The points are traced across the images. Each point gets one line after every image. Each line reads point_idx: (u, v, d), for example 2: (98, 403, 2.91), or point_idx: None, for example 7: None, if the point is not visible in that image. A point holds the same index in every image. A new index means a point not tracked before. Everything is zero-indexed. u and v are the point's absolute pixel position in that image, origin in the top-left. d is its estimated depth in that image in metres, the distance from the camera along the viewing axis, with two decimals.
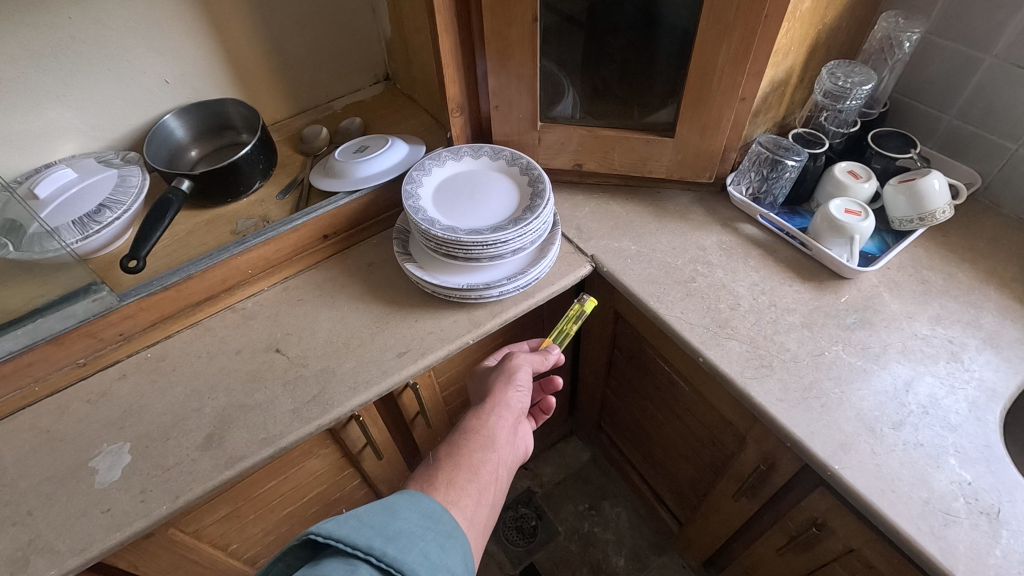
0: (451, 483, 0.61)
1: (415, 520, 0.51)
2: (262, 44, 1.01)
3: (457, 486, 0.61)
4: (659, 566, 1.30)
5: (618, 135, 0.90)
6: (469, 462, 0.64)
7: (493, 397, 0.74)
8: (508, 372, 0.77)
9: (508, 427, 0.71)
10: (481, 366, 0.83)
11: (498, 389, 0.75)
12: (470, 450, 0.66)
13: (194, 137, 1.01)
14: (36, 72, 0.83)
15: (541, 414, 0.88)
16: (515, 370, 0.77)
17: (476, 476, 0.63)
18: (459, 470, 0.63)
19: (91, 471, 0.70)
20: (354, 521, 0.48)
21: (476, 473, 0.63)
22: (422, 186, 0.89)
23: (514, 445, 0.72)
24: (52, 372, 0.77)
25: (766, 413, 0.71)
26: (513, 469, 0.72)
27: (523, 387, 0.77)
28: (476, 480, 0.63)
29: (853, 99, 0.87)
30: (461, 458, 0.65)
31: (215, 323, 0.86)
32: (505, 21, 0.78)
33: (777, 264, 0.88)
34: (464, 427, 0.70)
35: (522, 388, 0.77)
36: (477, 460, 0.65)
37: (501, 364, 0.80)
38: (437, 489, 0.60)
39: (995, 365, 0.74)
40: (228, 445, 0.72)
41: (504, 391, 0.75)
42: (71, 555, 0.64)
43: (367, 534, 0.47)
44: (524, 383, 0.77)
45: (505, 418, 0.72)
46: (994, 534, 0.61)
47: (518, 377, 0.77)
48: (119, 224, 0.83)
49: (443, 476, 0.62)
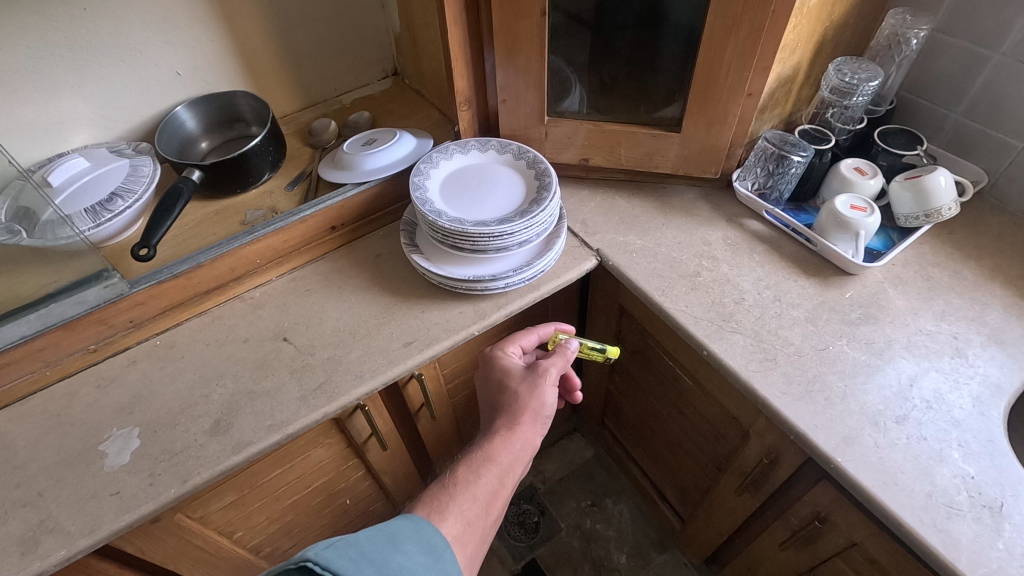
0: (462, 517, 0.62)
1: (415, 557, 0.52)
2: (272, 37, 1.02)
3: (467, 521, 0.62)
4: (661, 563, 1.30)
5: (624, 129, 0.91)
6: (483, 495, 0.65)
7: (522, 423, 0.73)
8: (542, 396, 0.76)
9: (525, 460, 0.72)
10: (507, 366, 0.80)
11: (528, 416, 0.74)
12: (486, 482, 0.66)
13: (205, 129, 1.02)
14: (51, 61, 0.84)
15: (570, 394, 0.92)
16: (545, 394, 0.76)
17: (486, 514, 0.64)
18: (472, 503, 0.63)
19: (100, 455, 0.71)
20: (353, 553, 0.48)
21: (488, 511, 0.64)
22: (430, 178, 0.90)
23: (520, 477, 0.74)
24: (63, 358, 0.78)
25: (768, 405, 0.72)
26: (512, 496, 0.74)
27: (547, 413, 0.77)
28: (486, 518, 0.64)
29: (861, 95, 0.88)
30: (476, 489, 0.65)
31: (222, 312, 0.86)
32: (513, 15, 0.78)
33: (782, 260, 0.88)
34: (486, 449, 0.70)
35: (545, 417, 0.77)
36: (491, 494, 0.66)
37: (534, 377, 0.77)
38: (448, 520, 0.61)
39: (1000, 360, 0.74)
40: (236, 431, 0.73)
41: (533, 421, 0.74)
42: (81, 537, 0.65)
43: (362, 570, 0.47)
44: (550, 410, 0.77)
45: (525, 450, 0.72)
46: (997, 528, 0.61)
47: (547, 406, 0.76)
48: (130, 212, 0.84)
49: (455, 505, 0.62)
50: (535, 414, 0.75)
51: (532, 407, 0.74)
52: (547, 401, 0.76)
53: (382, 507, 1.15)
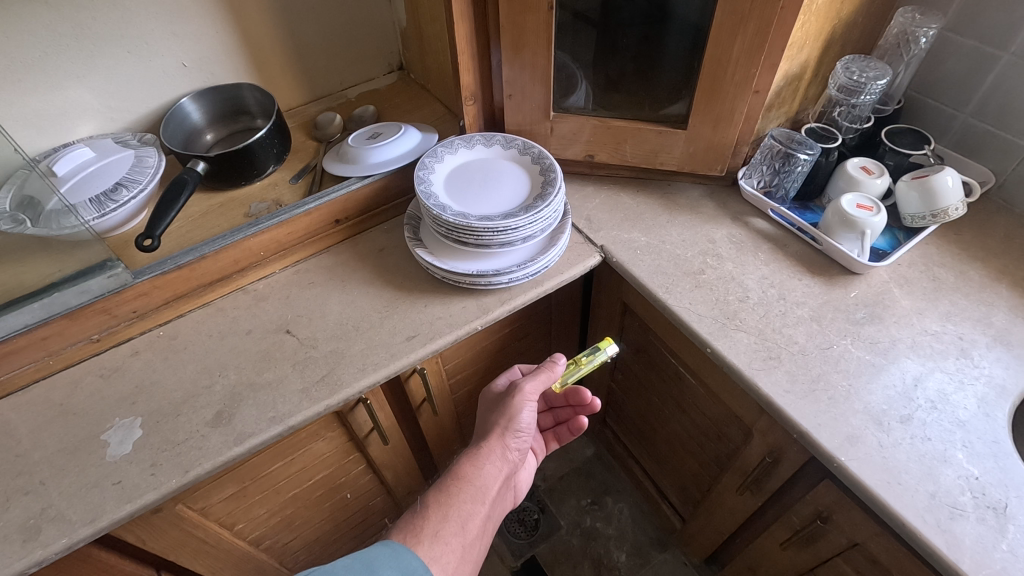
0: (436, 536, 0.66)
1: None
2: (278, 29, 1.02)
3: (442, 540, 0.65)
4: (660, 562, 1.30)
5: (630, 125, 0.90)
6: (457, 514, 0.69)
7: (491, 442, 0.78)
8: (515, 412, 0.80)
9: (498, 476, 0.76)
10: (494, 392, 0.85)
11: (498, 434, 0.79)
12: (459, 501, 0.70)
13: (210, 121, 1.02)
14: (57, 51, 0.84)
15: (566, 433, 0.96)
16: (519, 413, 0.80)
17: (463, 530, 0.67)
18: (446, 522, 0.67)
19: (102, 444, 0.71)
20: None
21: (464, 528, 0.68)
22: (434, 173, 0.90)
23: (500, 494, 0.77)
24: (66, 347, 0.78)
25: (771, 404, 0.72)
26: (498, 515, 0.77)
27: (523, 432, 0.81)
28: (462, 535, 0.67)
29: (868, 94, 0.87)
30: (450, 509, 0.69)
31: (226, 303, 0.86)
32: (521, 10, 0.78)
33: (787, 258, 0.88)
34: (457, 472, 0.74)
35: (520, 433, 0.80)
36: (466, 512, 0.70)
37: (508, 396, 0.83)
38: (422, 541, 0.65)
39: (1005, 362, 0.74)
40: (238, 422, 0.73)
41: (502, 437, 0.78)
42: (82, 525, 0.65)
43: None
44: (525, 429, 0.81)
45: (497, 467, 0.76)
46: (1001, 529, 0.61)
47: (521, 423, 0.80)
48: (135, 203, 0.84)
49: (429, 526, 0.66)
50: (505, 430, 0.79)
51: (502, 425, 0.79)
52: (516, 417, 0.80)
53: (382, 502, 1.15)
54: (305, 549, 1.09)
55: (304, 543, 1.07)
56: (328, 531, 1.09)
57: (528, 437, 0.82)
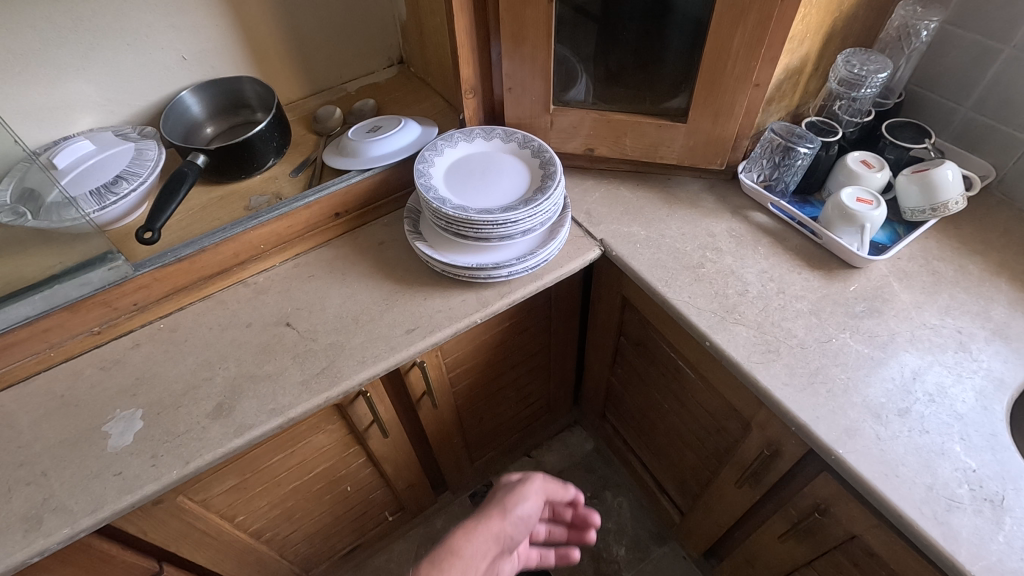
0: None
1: None
2: (278, 22, 1.02)
3: None
4: (659, 556, 1.31)
5: (630, 119, 0.90)
6: None
7: (488, 520, 0.72)
8: (516, 501, 0.75)
9: (487, 558, 0.70)
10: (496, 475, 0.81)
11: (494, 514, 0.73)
12: None
13: (210, 114, 1.02)
14: (57, 44, 0.84)
15: (554, 556, 0.87)
16: (524, 505, 0.76)
17: None
18: None
19: (103, 436, 0.72)
20: None
21: None
22: (433, 166, 0.90)
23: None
24: (67, 340, 0.78)
25: (770, 397, 0.72)
26: None
27: (522, 524, 0.76)
28: None
29: (869, 87, 0.87)
30: None
31: (226, 296, 0.87)
32: (521, 3, 0.78)
33: (787, 252, 0.88)
34: (446, 544, 0.68)
35: (518, 524, 0.75)
36: None
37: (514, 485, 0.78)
38: None
39: (1003, 355, 0.74)
40: (238, 414, 0.73)
41: (501, 520, 0.73)
42: (84, 515, 0.65)
43: None
44: (524, 521, 0.76)
45: (488, 547, 0.70)
46: (998, 521, 0.61)
47: (521, 515, 0.75)
48: (135, 195, 0.84)
49: None
50: (504, 516, 0.74)
51: (504, 511, 0.74)
52: (520, 507, 0.75)
53: (382, 495, 1.16)
54: (306, 542, 1.09)
55: (305, 536, 1.07)
56: (328, 524, 1.10)
57: (524, 531, 0.77)
